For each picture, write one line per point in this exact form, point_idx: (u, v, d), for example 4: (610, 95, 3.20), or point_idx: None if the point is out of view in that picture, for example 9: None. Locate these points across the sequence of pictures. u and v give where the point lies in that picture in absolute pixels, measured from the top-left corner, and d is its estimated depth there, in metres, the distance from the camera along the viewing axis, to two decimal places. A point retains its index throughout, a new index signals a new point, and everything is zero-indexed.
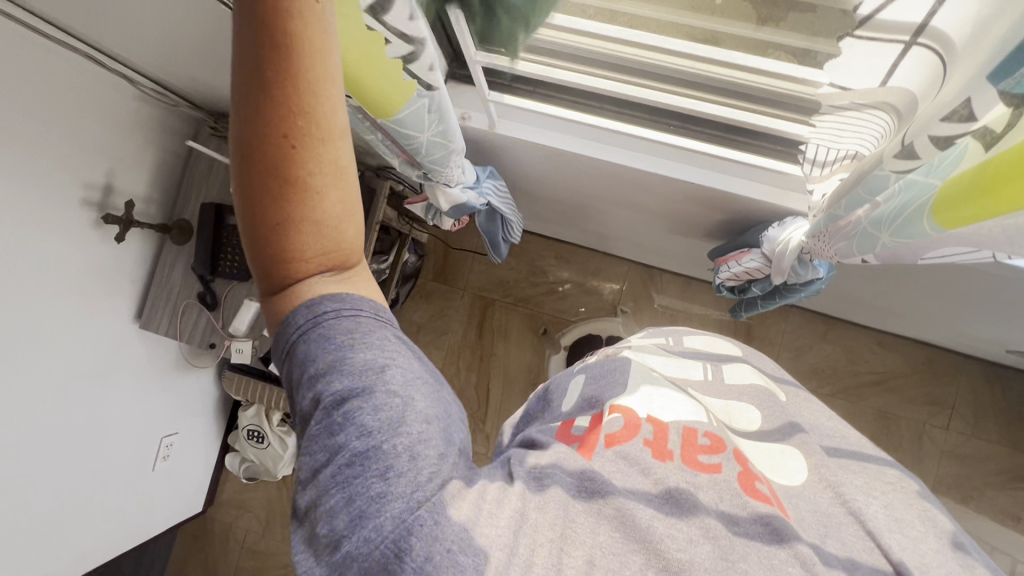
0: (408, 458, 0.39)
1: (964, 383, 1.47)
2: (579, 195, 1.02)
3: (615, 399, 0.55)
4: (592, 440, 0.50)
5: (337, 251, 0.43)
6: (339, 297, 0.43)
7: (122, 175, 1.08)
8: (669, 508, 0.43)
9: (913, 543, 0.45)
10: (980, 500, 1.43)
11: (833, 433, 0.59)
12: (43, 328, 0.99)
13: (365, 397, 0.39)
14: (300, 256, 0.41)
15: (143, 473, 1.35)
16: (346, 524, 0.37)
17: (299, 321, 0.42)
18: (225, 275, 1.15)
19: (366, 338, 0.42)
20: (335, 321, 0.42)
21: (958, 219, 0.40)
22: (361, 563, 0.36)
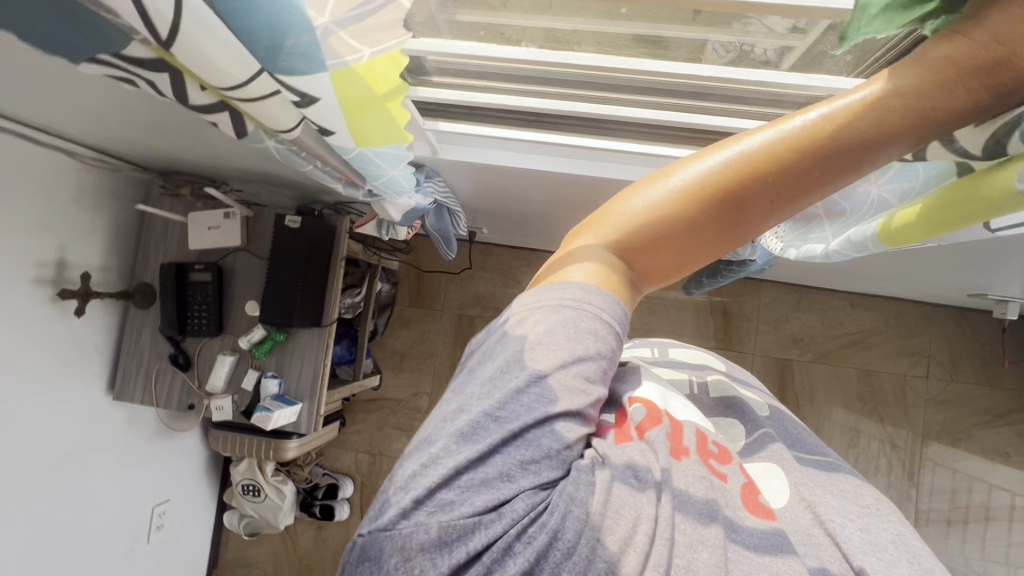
0: (547, 463, 0.37)
1: (937, 330, 1.51)
2: (537, 205, 1.03)
3: (632, 391, 0.49)
4: (627, 433, 0.44)
5: (651, 261, 0.40)
6: (611, 305, 0.39)
7: (74, 248, 1.06)
8: (693, 509, 0.40)
9: (887, 569, 0.44)
10: (969, 442, 1.47)
11: (816, 448, 0.60)
12: (11, 416, 0.97)
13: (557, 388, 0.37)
14: (652, 256, 0.39)
15: (139, 546, 1.31)
16: (450, 477, 0.35)
17: (577, 299, 0.39)
18: (194, 334, 1.13)
19: (575, 337, 0.38)
20: (584, 318, 0.38)
21: (897, 236, 0.54)
22: (449, 516, 0.35)
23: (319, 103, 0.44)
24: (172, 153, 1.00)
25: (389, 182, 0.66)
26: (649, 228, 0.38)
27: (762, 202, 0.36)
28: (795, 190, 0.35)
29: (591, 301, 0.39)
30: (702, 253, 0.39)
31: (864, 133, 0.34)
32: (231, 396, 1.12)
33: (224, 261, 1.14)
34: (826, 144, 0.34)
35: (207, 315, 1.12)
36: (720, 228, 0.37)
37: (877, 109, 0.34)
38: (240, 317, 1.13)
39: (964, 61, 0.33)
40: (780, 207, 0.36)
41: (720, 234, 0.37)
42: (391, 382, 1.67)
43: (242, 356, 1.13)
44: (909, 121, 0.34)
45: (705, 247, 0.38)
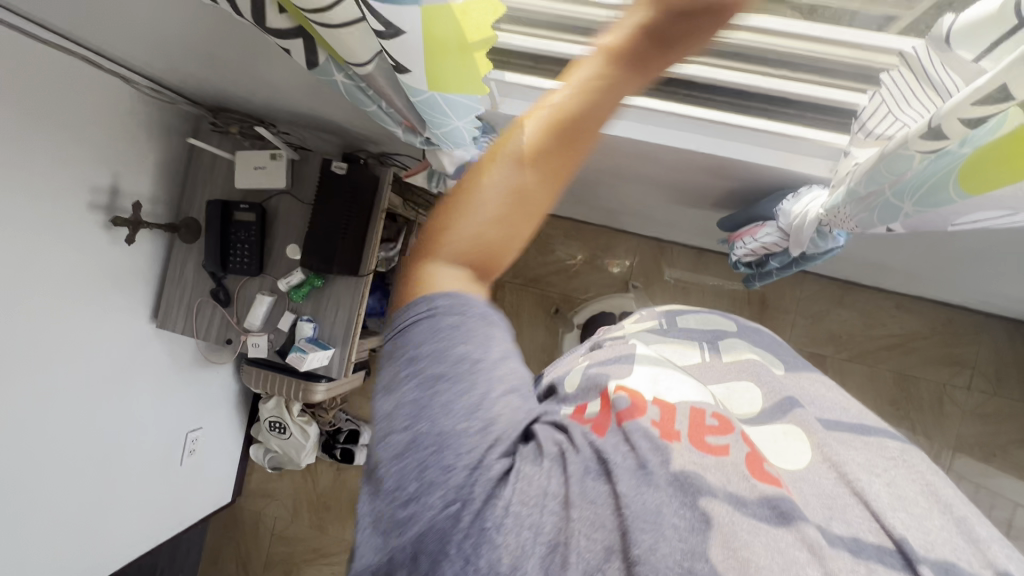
0: (481, 444, 0.38)
1: (986, 342, 1.44)
2: (586, 171, 1.00)
3: (620, 379, 0.55)
4: (605, 420, 0.48)
5: (491, 250, 0.40)
6: (465, 301, 0.40)
7: (127, 176, 1.08)
8: (678, 495, 0.41)
9: (918, 522, 0.45)
10: (1002, 458, 1.42)
11: (834, 405, 0.60)
12: (63, 332, 1.01)
13: (480, 380, 0.39)
14: (489, 253, 0.40)
15: (172, 467, 1.39)
16: (412, 489, 0.38)
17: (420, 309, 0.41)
18: (236, 271, 1.15)
19: (468, 333, 0.39)
20: (441, 321, 0.40)
21: (990, 183, 0.37)
22: (418, 525, 0.37)
23: (405, 37, 0.42)
24: (226, 88, 1.00)
25: (452, 133, 0.62)
26: (484, 236, 0.40)
27: (531, 180, 0.39)
28: (538, 157, 0.38)
29: (456, 297, 0.40)
30: (515, 237, 0.40)
31: (550, 118, 0.37)
32: (266, 335, 1.16)
33: (268, 203, 1.15)
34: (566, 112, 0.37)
35: (248, 254, 1.14)
36: (505, 211, 0.39)
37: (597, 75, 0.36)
38: (281, 259, 1.15)
39: (623, 49, 0.36)
40: (541, 171, 0.38)
41: (513, 216, 0.39)
42: None
43: (280, 298, 1.15)
44: (583, 88, 0.37)
45: (515, 231, 0.40)
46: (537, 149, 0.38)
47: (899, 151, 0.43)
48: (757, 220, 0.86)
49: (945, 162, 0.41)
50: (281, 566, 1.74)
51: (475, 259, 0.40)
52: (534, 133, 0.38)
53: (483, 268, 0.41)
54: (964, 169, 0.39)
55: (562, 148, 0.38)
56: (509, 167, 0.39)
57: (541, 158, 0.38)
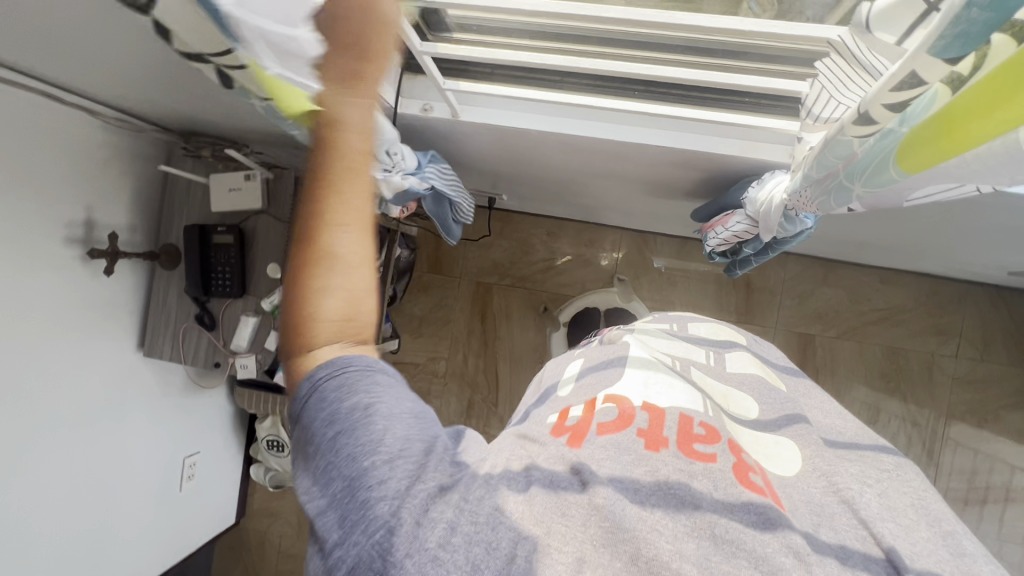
0: (396, 476, 0.39)
1: (971, 309, 1.46)
2: (557, 171, 1.00)
3: (609, 388, 0.56)
4: (584, 428, 0.51)
5: (336, 305, 0.44)
6: (345, 360, 0.44)
7: (101, 208, 1.08)
8: (665, 506, 0.42)
9: (905, 533, 0.44)
10: (995, 423, 1.44)
11: (831, 429, 0.59)
12: (49, 367, 1.01)
13: (383, 415, 0.41)
14: (322, 313, 0.44)
15: (171, 493, 1.39)
16: (339, 527, 0.37)
17: (302, 391, 0.44)
18: (218, 294, 1.15)
19: (351, 386, 0.43)
20: (327, 381, 0.43)
21: (924, 162, 0.38)
22: (347, 565, 0.36)
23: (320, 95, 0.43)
24: (192, 114, 1.00)
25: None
26: (311, 301, 0.44)
27: (337, 235, 0.43)
28: (325, 216, 0.43)
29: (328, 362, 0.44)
30: (345, 284, 0.44)
31: (311, 186, 0.43)
32: (255, 355, 1.15)
33: (246, 224, 1.15)
34: (332, 174, 0.43)
35: (231, 276, 1.14)
36: (319, 265, 0.43)
37: (321, 146, 0.42)
38: (262, 278, 1.15)
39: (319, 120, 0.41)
40: (334, 223, 0.43)
41: (328, 267, 0.43)
42: (409, 347, 1.70)
43: (265, 318, 1.15)
44: (324, 156, 0.42)
45: (334, 279, 0.44)
46: (327, 208, 0.43)
47: (839, 137, 0.45)
48: (727, 208, 0.87)
49: (886, 143, 0.41)
50: None
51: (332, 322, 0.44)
52: (319, 197, 0.43)
53: (334, 323, 0.45)
54: (901, 148, 0.39)
55: (349, 200, 0.43)
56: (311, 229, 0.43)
57: (341, 213, 0.43)
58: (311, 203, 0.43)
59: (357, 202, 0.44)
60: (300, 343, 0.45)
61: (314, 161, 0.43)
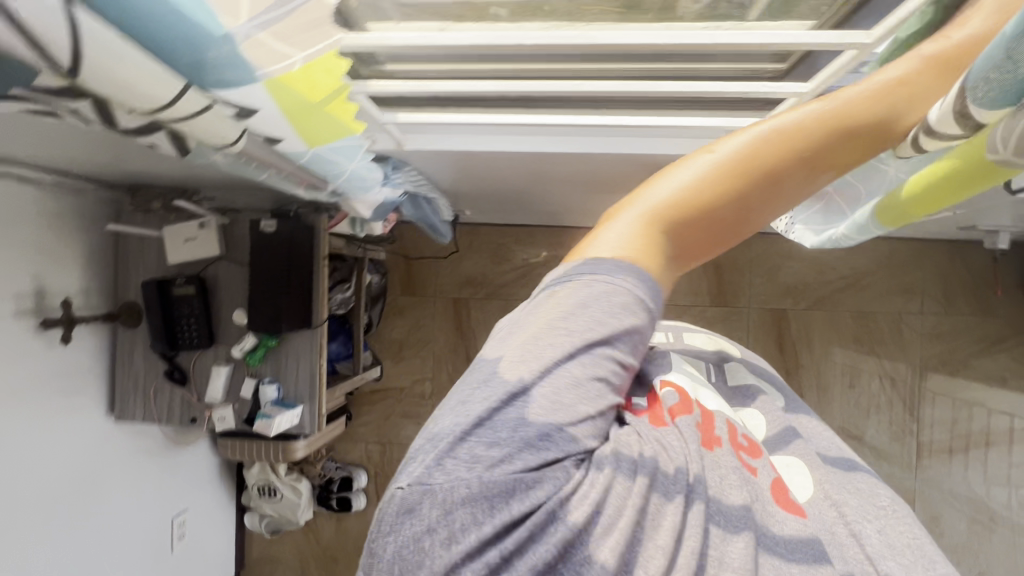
0: (555, 450, 0.37)
1: (930, 265, 1.51)
2: (515, 183, 1.01)
3: (665, 375, 0.49)
4: (660, 412, 0.45)
5: (690, 233, 0.43)
6: (648, 275, 0.41)
7: (51, 275, 1.04)
8: (715, 517, 0.40)
9: (910, 572, 0.41)
10: (966, 370, 1.49)
11: (830, 444, 0.55)
12: (15, 448, 0.97)
13: (565, 389, 0.37)
14: (677, 227, 0.42)
15: (164, 556, 1.34)
16: (434, 450, 0.36)
17: (584, 274, 0.41)
18: (186, 348, 1.12)
19: (591, 332, 0.39)
20: (604, 294, 0.40)
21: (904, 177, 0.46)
22: (457, 492, 0.35)
23: (259, 113, 0.45)
24: (134, 168, 0.97)
25: (352, 176, 0.68)
26: (679, 213, 0.42)
27: (759, 173, 0.42)
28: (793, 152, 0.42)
29: (597, 263, 0.41)
30: (717, 217, 0.43)
31: (818, 127, 0.43)
32: (232, 405, 1.13)
33: (206, 272, 1.12)
34: (818, 131, 0.43)
35: (196, 328, 1.11)
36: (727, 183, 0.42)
37: (842, 112, 0.43)
38: (230, 325, 1.13)
39: (887, 97, 0.44)
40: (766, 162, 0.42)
41: (736, 190, 0.42)
42: (392, 371, 1.68)
43: (238, 365, 1.13)
44: (853, 114, 0.43)
45: (712, 209, 0.43)
46: (792, 147, 0.42)
47: None
48: None
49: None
50: None
51: (671, 258, 0.43)
52: (810, 130, 0.42)
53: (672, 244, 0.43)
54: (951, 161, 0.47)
55: (794, 152, 0.42)
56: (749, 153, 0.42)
57: (791, 156, 0.42)
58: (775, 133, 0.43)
59: (807, 157, 0.43)
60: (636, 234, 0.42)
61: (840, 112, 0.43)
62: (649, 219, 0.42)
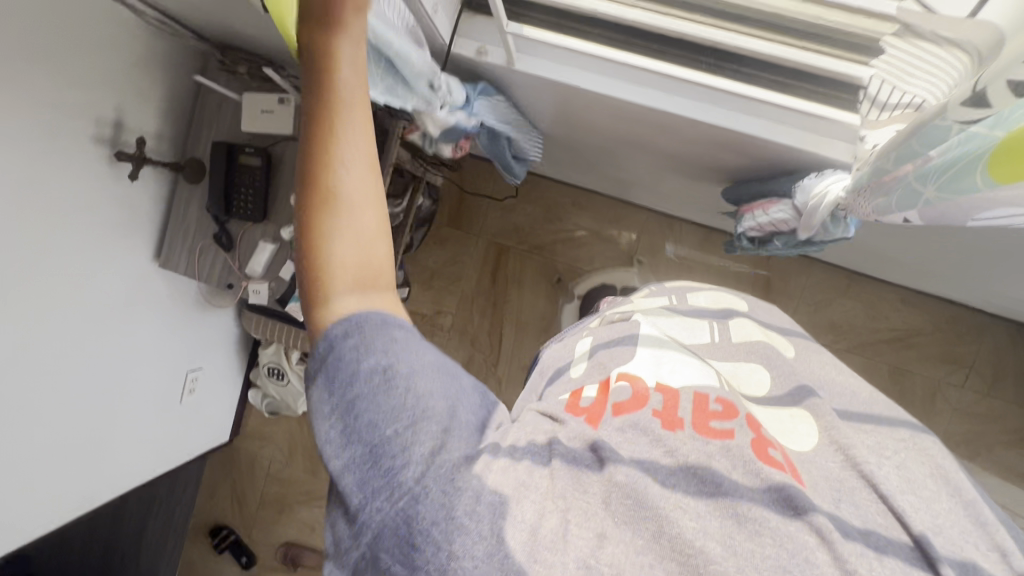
0: (426, 443, 0.41)
1: (988, 343, 1.44)
2: (599, 139, 0.97)
3: (621, 366, 0.56)
4: (600, 411, 0.51)
5: (367, 255, 0.47)
6: (359, 319, 0.45)
7: (132, 110, 1.06)
8: (688, 486, 0.44)
9: (925, 504, 0.46)
10: (987, 457, 1.43)
11: (845, 390, 0.58)
12: (65, 263, 1.01)
13: (369, 390, 0.42)
14: (339, 259, 0.46)
15: (170, 404, 1.42)
16: (352, 491, 0.41)
17: (320, 351, 0.46)
18: (239, 216, 1.14)
19: (371, 346, 0.44)
20: (343, 344, 0.44)
21: (1008, 175, 0.40)
22: (373, 530, 0.39)
23: None
24: (234, 25, 0.96)
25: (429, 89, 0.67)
26: (342, 244, 0.46)
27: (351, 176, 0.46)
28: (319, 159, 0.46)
29: (344, 333, 0.44)
30: (352, 225, 0.46)
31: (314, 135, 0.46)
32: (267, 283, 1.16)
33: (274, 148, 1.13)
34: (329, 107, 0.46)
35: (253, 200, 1.13)
36: (324, 204, 0.46)
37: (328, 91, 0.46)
38: (285, 207, 1.14)
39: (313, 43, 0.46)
40: (321, 174, 0.46)
41: (333, 204, 0.46)
42: (417, 296, 1.70)
43: (283, 247, 1.15)
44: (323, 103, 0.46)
45: (340, 225, 0.46)
46: (319, 166, 0.46)
47: (937, 123, 0.43)
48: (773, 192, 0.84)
49: (973, 146, 0.41)
50: (275, 505, 1.80)
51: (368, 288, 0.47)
52: (319, 138, 0.46)
53: (349, 271, 0.46)
54: (995, 154, 0.40)
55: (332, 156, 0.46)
56: (309, 188, 0.46)
57: (330, 173, 0.46)
58: (309, 164, 0.46)
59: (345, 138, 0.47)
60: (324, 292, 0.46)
61: (310, 110, 0.47)
62: (334, 278, 0.46)
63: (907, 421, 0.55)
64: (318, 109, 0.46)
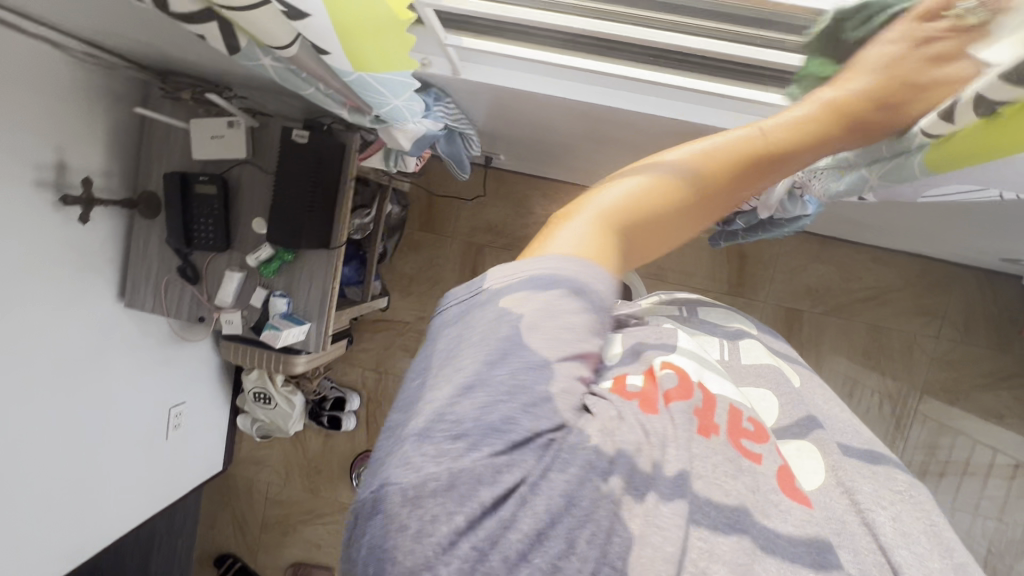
0: (547, 412, 0.33)
1: (958, 291, 1.48)
2: (559, 135, 0.96)
3: (664, 357, 0.48)
4: (652, 392, 0.42)
5: (636, 250, 0.39)
6: (586, 271, 0.36)
7: (73, 151, 1.01)
8: (716, 519, 0.36)
9: (921, 561, 0.41)
10: (965, 401, 1.48)
11: (847, 428, 0.55)
12: (24, 318, 0.98)
13: (518, 344, 0.33)
14: (626, 227, 0.38)
15: (157, 443, 1.39)
16: (440, 425, 0.32)
17: (543, 269, 0.36)
18: (201, 247, 1.11)
19: (547, 291, 0.35)
20: (535, 286, 0.35)
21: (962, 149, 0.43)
22: (440, 481, 0.30)
23: (308, 19, 0.44)
24: (169, 52, 0.92)
25: (394, 111, 0.64)
26: (651, 221, 0.39)
27: (716, 192, 0.39)
28: (737, 150, 0.39)
29: (581, 268, 0.36)
30: (665, 224, 0.39)
31: (772, 136, 0.40)
32: (240, 311, 1.13)
33: (229, 174, 1.09)
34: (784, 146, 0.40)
35: (213, 229, 1.09)
36: (691, 179, 0.39)
37: (796, 125, 0.41)
38: (247, 233, 1.11)
39: (844, 105, 0.42)
40: (721, 158, 0.39)
41: (690, 193, 0.39)
42: (397, 304, 1.68)
43: (251, 273, 1.12)
44: (805, 125, 0.41)
45: (670, 207, 0.38)
46: (721, 151, 0.40)
47: None
48: None
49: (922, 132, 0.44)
50: (278, 527, 1.79)
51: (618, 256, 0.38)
52: (771, 138, 0.40)
53: (623, 244, 0.38)
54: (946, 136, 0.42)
55: (735, 161, 0.39)
56: (698, 152, 0.40)
57: (718, 173, 0.39)
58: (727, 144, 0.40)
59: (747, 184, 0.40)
60: (604, 225, 0.38)
61: (806, 120, 0.41)
62: (611, 229, 0.38)
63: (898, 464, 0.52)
64: (797, 125, 0.41)
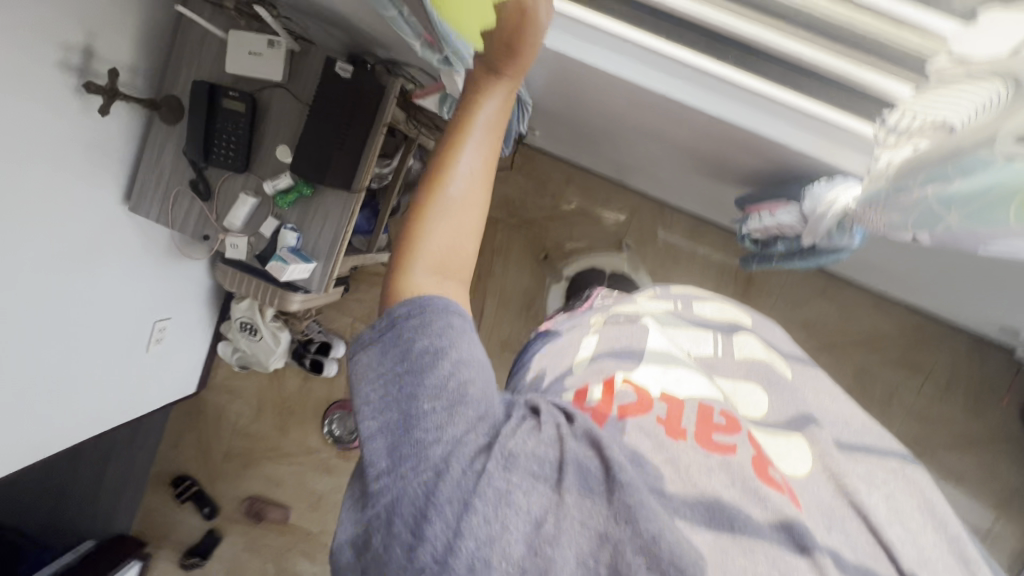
0: (462, 419, 0.39)
1: (947, 352, 1.50)
2: (604, 120, 0.94)
3: (628, 369, 0.51)
4: (606, 409, 0.47)
5: (456, 249, 0.48)
6: (425, 300, 0.44)
7: (103, 38, 0.97)
8: (701, 516, 0.40)
9: (913, 539, 0.46)
10: (931, 458, 1.52)
11: (839, 419, 0.56)
12: (25, 201, 0.94)
13: (411, 378, 0.41)
14: (433, 246, 0.47)
15: (136, 354, 1.37)
16: (386, 455, 0.39)
17: (388, 314, 0.45)
18: (218, 164, 1.08)
19: (430, 325, 0.42)
20: (405, 321, 0.43)
21: None
22: (392, 497, 0.38)
23: None
24: None
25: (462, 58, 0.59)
26: (451, 233, 0.48)
27: (470, 184, 0.49)
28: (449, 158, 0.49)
29: (410, 305, 0.44)
30: (457, 221, 0.48)
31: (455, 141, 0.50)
32: (247, 238, 1.11)
33: (261, 95, 1.06)
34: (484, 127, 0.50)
35: (234, 149, 1.06)
36: (435, 197, 0.48)
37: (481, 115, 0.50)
38: (268, 160, 1.08)
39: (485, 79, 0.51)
40: (441, 174, 0.49)
41: (444, 201, 0.48)
42: None
43: (265, 201, 1.09)
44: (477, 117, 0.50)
45: (446, 215, 0.48)
46: (445, 166, 0.49)
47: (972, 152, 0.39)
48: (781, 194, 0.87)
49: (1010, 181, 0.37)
50: (240, 459, 1.79)
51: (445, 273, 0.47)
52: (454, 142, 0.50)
53: (437, 263, 0.47)
54: None
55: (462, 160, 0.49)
56: (427, 180, 0.49)
57: (457, 177, 0.48)
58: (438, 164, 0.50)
59: (482, 162, 0.50)
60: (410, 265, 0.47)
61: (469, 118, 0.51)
62: (425, 265, 0.46)
63: (907, 453, 0.55)
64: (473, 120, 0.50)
